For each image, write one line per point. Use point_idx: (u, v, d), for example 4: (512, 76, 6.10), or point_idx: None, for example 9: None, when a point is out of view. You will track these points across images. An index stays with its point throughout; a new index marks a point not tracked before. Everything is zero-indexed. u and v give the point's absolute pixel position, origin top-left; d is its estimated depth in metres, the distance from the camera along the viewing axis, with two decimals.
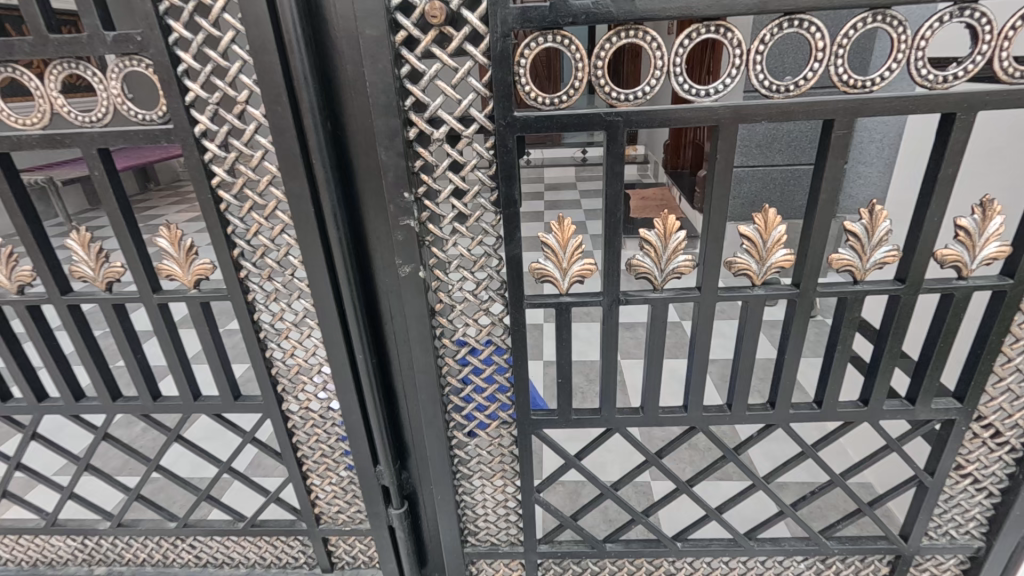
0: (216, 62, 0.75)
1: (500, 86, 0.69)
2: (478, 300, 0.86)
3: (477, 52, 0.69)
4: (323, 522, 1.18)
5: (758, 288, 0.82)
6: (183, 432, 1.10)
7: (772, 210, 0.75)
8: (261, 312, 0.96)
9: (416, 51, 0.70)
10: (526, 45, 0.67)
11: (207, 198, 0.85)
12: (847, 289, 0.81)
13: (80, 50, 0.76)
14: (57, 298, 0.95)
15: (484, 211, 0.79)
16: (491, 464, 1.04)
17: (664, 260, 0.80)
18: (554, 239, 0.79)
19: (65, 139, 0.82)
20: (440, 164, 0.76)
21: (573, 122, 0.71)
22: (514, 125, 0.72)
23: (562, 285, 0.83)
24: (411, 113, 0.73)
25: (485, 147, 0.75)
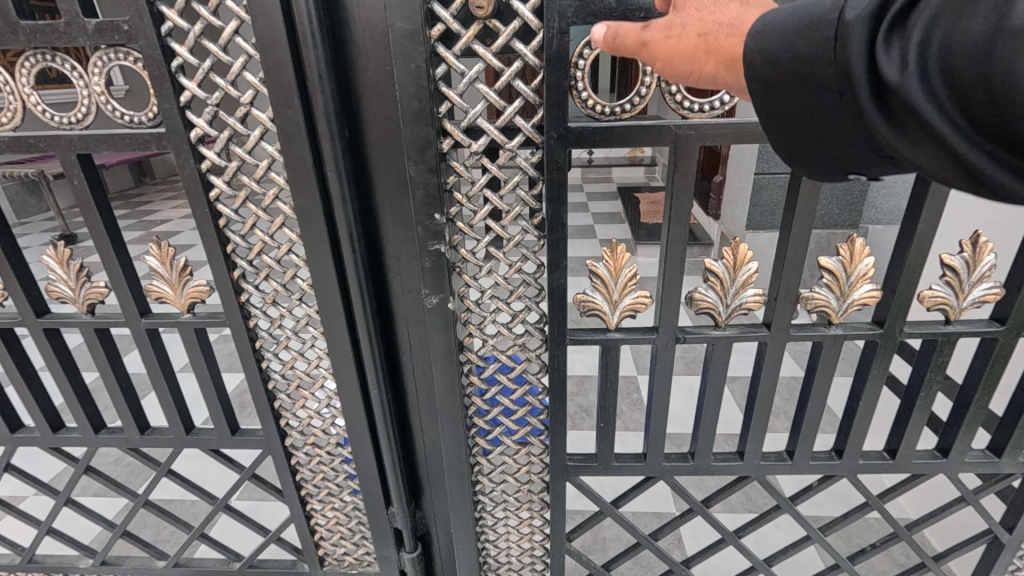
0: (216, 56, 0.65)
1: (554, 92, 0.59)
2: (513, 335, 0.76)
3: (528, 50, 0.59)
4: (327, 564, 1.08)
5: (835, 327, 0.73)
6: (175, 466, 1.00)
7: (862, 239, 0.65)
8: (264, 340, 0.85)
9: (454, 48, 0.60)
10: (586, 45, 0.57)
11: (203, 212, 0.74)
12: (938, 330, 0.72)
13: (57, 40, 0.64)
14: (31, 320, 0.84)
15: (526, 235, 0.69)
16: (517, 511, 0.94)
17: (730, 295, 0.70)
18: (605, 268, 0.68)
19: (40, 142, 0.71)
20: (477, 179, 0.67)
21: (637, 135, 0.61)
22: (567, 140, 0.62)
23: (611, 320, 0.73)
24: (446, 121, 0.64)
25: (530, 162, 0.65)
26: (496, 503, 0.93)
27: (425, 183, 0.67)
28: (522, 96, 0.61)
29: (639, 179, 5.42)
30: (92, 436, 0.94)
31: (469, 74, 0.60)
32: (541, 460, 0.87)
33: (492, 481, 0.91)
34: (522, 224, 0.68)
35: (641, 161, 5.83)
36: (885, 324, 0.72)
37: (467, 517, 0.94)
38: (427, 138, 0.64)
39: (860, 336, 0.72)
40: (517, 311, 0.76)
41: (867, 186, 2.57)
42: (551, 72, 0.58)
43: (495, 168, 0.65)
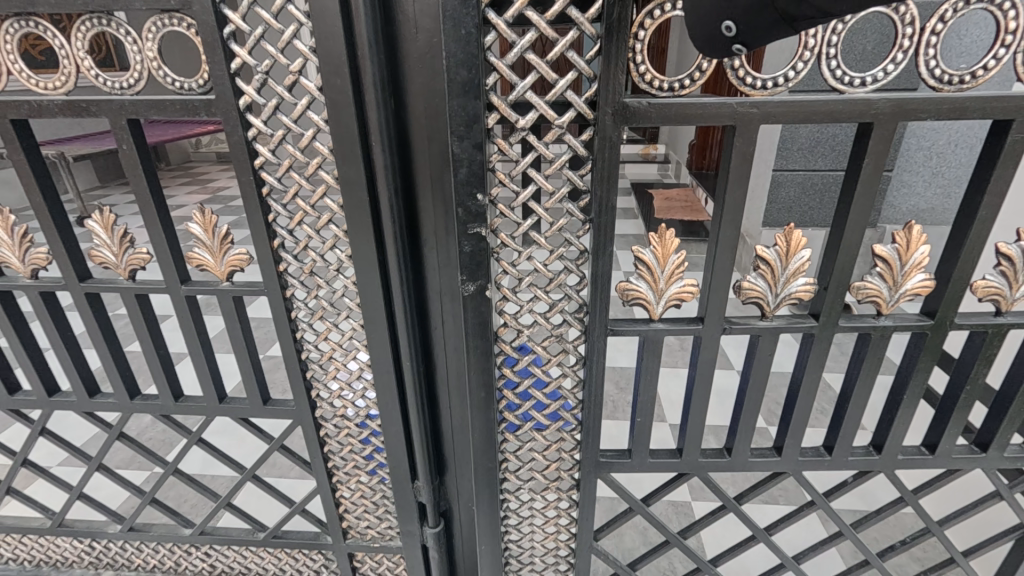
0: (268, 24, 0.66)
1: (613, 60, 0.61)
2: (551, 325, 0.79)
3: (583, 17, 0.60)
4: (349, 537, 1.09)
5: (885, 317, 0.78)
6: (206, 435, 1.01)
7: (918, 227, 0.70)
8: (299, 310, 0.86)
9: (506, 15, 0.62)
10: (649, 12, 0.59)
11: (248, 180, 0.76)
12: (991, 321, 0.82)
13: (114, 5, 0.66)
14: (74, 284, 0.85)
15: (569, 219, 0.71)
16: (544, 509, 0.99)
17: (778, 283, 0.73)
18: (652, 255, 0.70)
19: (91, 107, 0.72)
20: (520, 161, 0.69)
21: (694, 111, 0.63)
22: (621, 117, 0.65)
23: (654, 309, 0.76)
24: (492, 96, 0.66)
25: (579, 140, 0.67)
26: (522, 501, 0.98)
27: (469, 160, 0.69)
28: (576, 69, 0.63)
29: (650, 174, 5.41)
30: (127, 401, 0.96)
31: (520, 42, 0.61)
32: (571, 444, 0.91)
33: (519, 479, 0.95)
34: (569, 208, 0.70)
35: (654, 158, 5.82)
36: (936, 315, 0.79)
37: (490, 502, 0.96)
38: (473, 111, 0.66)
39: (910, 327, 0.79)
40: (555, 300, 0.78)
41: (887, 184, 2.57)
42: (608, 40, 0.60)
43: (539, 146, 0.66)
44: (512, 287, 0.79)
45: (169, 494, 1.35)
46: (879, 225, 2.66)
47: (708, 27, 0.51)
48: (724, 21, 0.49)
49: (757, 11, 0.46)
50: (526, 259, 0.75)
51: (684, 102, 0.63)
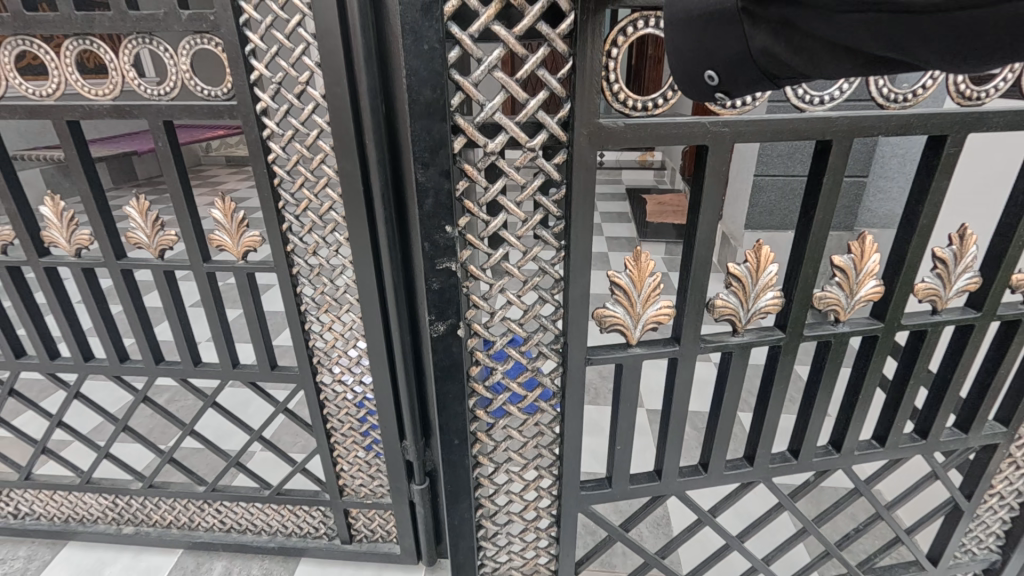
0: (281, 43, 0.81)
1: (586, 77, 0.72)
2: (527, 354, 0.91)
3: (552, 32, 0.70)
4: (345, 495, 1.22)
5: (843, 321, 0.92)
6: (219, 399, 1.15)
7: (870, 239, 0.84)
8: (304, 287, 1.01)
9: (472, 31, 0.70)
10: (622, 29, 0.69)
11: (262, 173, 0.90)
12: (931, 320, 0.95)
13: (156, 27, 0.80)
14: (112, 262, 1.00)
15: (542, 250, 0.83)
16: (523, 539, 1.13)
17: (750, 300, 0.86)
18: (629, 279, 0.81)
19: (134, 110, 0.87)
20: (491, 187, 0.79)
21: (667, 127, 0.74)
22: (596, 138, 0.75)
23: (632, 335, 0.87)
24: (458, 117, 0.75)
25: (551, 163, 0.78)
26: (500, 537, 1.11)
27: (435, 187, 0.79)
28: (548, 87, 0.72)
29: (646, 179, 5.55)
30: (153, 366, 1.10)
31: (489, 59, 0.70)
32: (549, 472, 1.03)
33: (496, 516, 1.07)
34: (542, 234, 0.82)
35: (650, 164, 5.96)
36: (886, 318, 0.93)
37: (464, 502, 1.03)
38: (441, 132, 0.75)
39: (863, 330, 0.93)
40: (530, 332, 0.90)
41: (863, 190, 2.70)
42: (576, 57, 0.71)
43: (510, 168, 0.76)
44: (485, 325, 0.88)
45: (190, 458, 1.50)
46: (855, 228, 2.79)
47: (691, 74, 0.56)
48: (708, 71, 0.54)
49: (734, 69, 0.51)
50: (498, 290, 0.84)
51: (660, 118, 0.74)
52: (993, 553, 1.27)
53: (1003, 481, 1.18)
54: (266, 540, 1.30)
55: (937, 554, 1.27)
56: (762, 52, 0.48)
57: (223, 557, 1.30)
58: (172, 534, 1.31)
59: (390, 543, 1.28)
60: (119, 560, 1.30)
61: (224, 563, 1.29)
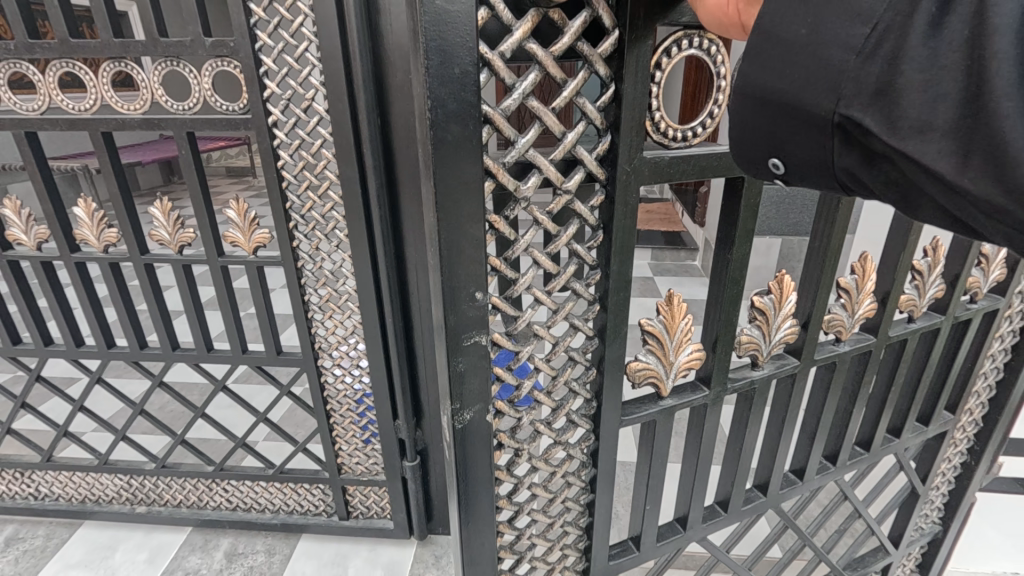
0: (291, 66, 0.95)
1: (630, 105, 0.52)
2: (556, 433, 0.66)
3: (594, 51, 0.49)
4: (343, 473, 1.33)
5: (844, 342, 0.82)
6: (229, 382, 1.27)
7: (872, 258, 0.75)
8: (308, 277, 1.13)
9: (502, 49, 0.46)
10: (664, 49, 0.50)
11: (272, 176, 1.03)
12: (910, 328, 0.90)
13: (183, 51, 0.93)
14: (136, 256, 1.12)
15: (576, 301, 0.60)
16: None
17: (774, 333, 0.72)
18: (661, 324, 0.64)
19: (161, 123, 0.99)
20: (520, 236, 0.54)
21: (704, 159, 0.57)
22: (640, 175, 0.55)
23: (666, 387, 0.68)
24: (486, 157, 0.49)
25: (589, 205, 0.57)
26: None
27: (462, 248, 0.51)
28: (585, 117, 0.52)
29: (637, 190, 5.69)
30: (170, 351, 1.22)
31: (523, 85, 0.47)
32: (576, 551, 0.78)
33: None
34: (577, 287, 0.59)
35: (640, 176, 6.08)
36: (878, 332, 0.85)
37: None
38: (471, 176, 0.49)
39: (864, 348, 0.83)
40: (558, 400, 0.66)
41: None
42: (620, 82, 0.51)
43: (543, 218, 0.53)
44: (510, 395, 0.61)
45: (200, 440, 1.61)
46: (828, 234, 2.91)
47: (749, 154, 0.49)
48: (772, 158, 0.47)
49: (810, 171, 0.46)
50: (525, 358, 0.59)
51: (696, 149, 0.57)
52: (936, 525, 1.27)
53: (946, 460, 1.18)
54: (269, 517, 1.40)
55: (897, 535, 1.23)
56: (844, 170, 0.44)
57: (229, 534, 1.41)
58: (181, 512, 1.41)
59: (385, 518, 1.39)
60: (132, 537, 1.40)
61: (230, 538, 1.40)
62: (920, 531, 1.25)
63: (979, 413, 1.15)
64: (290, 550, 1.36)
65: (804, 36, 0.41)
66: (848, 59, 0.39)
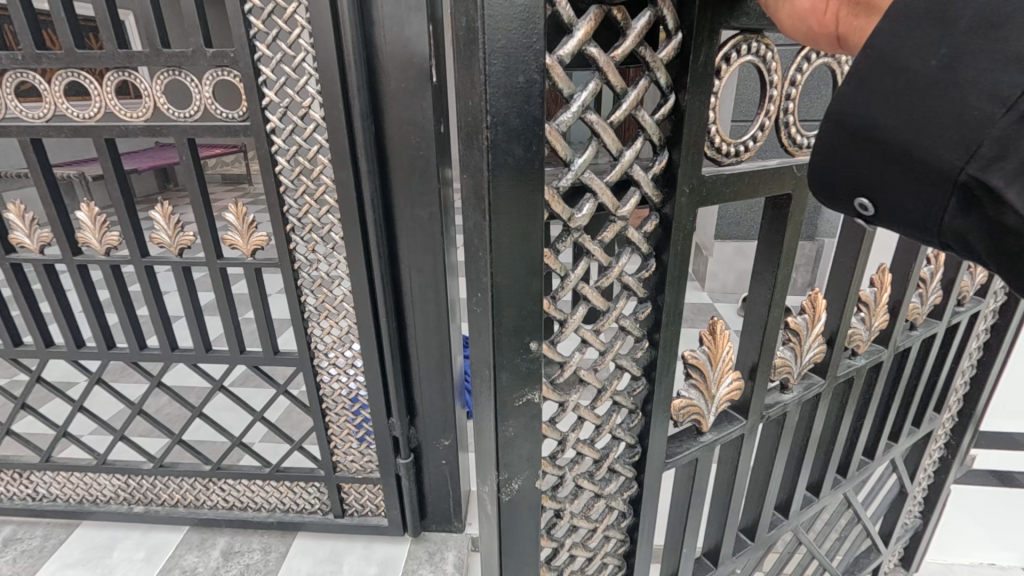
0: (289, 75, 1.00)
1: (691, 118, 0.46)
2: (599, 486, 0.60)
3: (657, 56, 0.44)
4: (338, 471, 1.36)
5: (861, 355, 0.79)
6: (226, 382, 1.29)
7: (889, 269, 0.75)
8: (304, 278, 1.16)
9: (562, 53, 0.40)
10: (728, 55, 0.47)
11: (270, 181, 1.07)
12: (915, 336, 0.89)
13: (184, 61, 0.97)
14: (137, 259, 1.15)
15: (624, 339, 0.55)
16: None
17: (806, 353, 0.69)
18: (705, 355, 0.60)
19: (163, 130, 1.03)
20: (570, 272, 0.48)
21: (755, 176, 0.53)
22: (700, 199, 0.51)
23: (708, 422, 0.64)
24: (546, 186, 0.44)
25: (642, 232, 0.51)
26: None
27: (519, 295, 0.46)
28: (643, 131, 0.46)
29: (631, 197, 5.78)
30: (169, 352, 1.25)
31: (583, 94, 0.41)
32: None
33: None
34: (626, 323, 0.53)
35: None
36: (890, 343, 0.83)
37: None
38: (533, 209, 0.44)
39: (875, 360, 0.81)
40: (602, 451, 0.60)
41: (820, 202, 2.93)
42: (680, 90, 0.46)
43: (597, 250, 0.48)
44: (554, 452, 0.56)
45: (198, 438, 1.64)
46: (816, 238, 2.97)
47: (833, 192, 0.45)
48: (858, 200, 0.43)
49: (902, 221, 0.41)
50: (571, 409, 0.54)
51: (747, 166, 0.54)
52: (916, 519, 1.30)
53: (928, 456, 1.21)
54: (265, 516, 1.43)
55: (885, 532, 1.24)
56: (952, 231, 0.39)
57: (225, 532, 1.43)
58: (178, 512, 1.44)
59: (379, 516, 1.41)
60: (130, 537, 1.42)
61: (227, 537, 1.42)
62: (904, 526, 1.27)
63: (955, 409, 1.18)
64: (285, 548, 1.39)
65: (934, 68, 0.37)
66: (994, 111, 0.35)
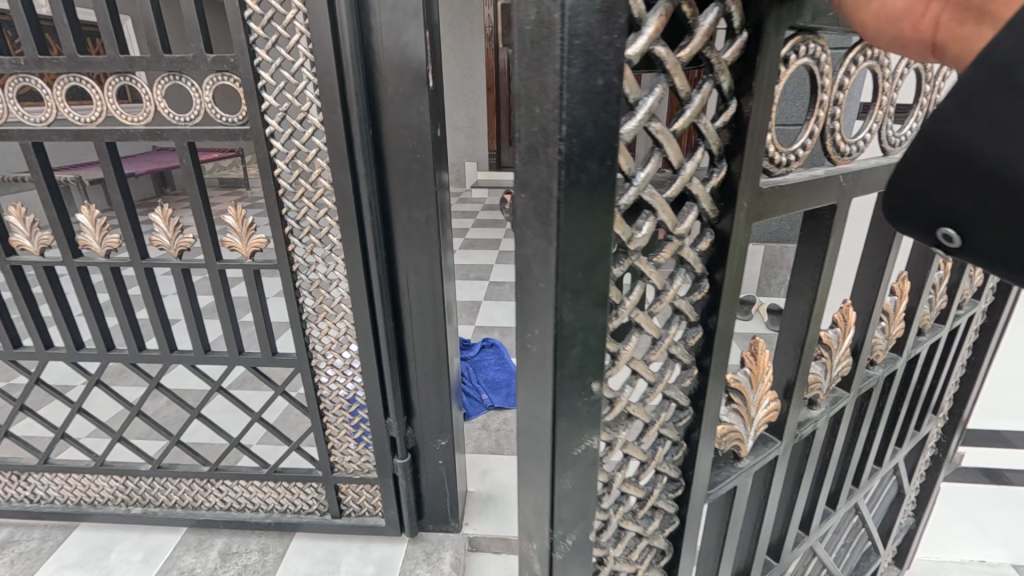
0: (288, 80, 1.01)
1: (755, 127, 0.42)
2: (644, 527, 0.55)
3: (723, 54, 0.39)
4: (336, 471, 1.37)
5: (878, 365, 0.81)
6: (225, 383, 1.30)
7: (907, 277, 0.77)
8: (302, 280, 1.18)
9: (632, 54, 0.34)
10: (786, 57, 0.43)
11: (269, 184, 1.08)
12: (927, 341, 0.90)
13: (185, 66, 0.99)
14: (137, 260, 1.16)
15: (673, 367, 0.49)
16: None
17: (835, 367, 0.69)
18: (746, 377, 0.59)
19: (164, 133, 1.04)
20: (628, 299, 0.43)
21: (802, 187, 0.50)
22: (756, 214, 0.46)
23: (747, 447, 0.61)
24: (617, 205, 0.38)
25: (698, 250, 0.46)
26: None
27: (585, 331, 0.40)
28: (705, 141, 0.42)
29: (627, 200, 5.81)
30: (168, 353, 1.26)
31: (650, 102, 0.36)
32: None
33: None
34: (677, 350, 0.49)
35: None
36: (904, 351, 0.84)
37: None
38: (606, 234, 0.37)
39: (892, 368, 0.82)
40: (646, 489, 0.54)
41: None
42: (742, 95, 0.41)
43: (651, 271, 0.43)
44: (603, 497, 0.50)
45: (196, 439, 1.65)
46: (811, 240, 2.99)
47: (913, 217, 0.40)
48: (943, 229, 0.39)
49: (991, 258, 0.37)
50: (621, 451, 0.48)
51: (792, 177, 0.50)
52: (910, 518, 1.31)
53: (922, 456, 1.22)
54: (263, 516, 1.44)
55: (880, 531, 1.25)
56: None
57: (223, 534, 1.44)
58: (176, 513, 1.44)
59: (377, 517, 1.42)
60: (128, 538, 1.43)
61: (224, 538, 1.42)
62: (900, 526, 1.27)
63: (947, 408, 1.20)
64: (283, 549, 1.39)
65: None
66: None
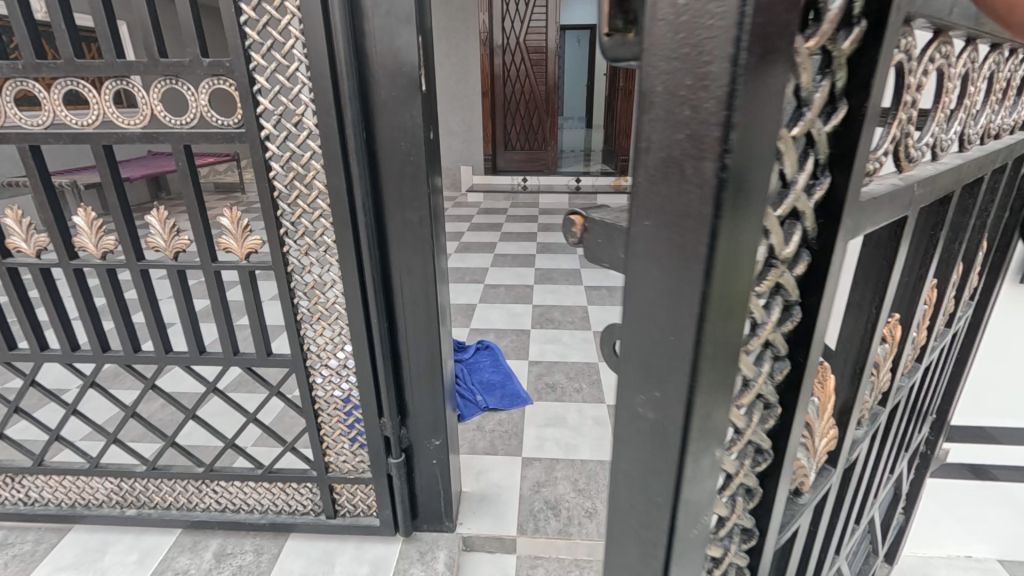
0: (283, 84, 1.03)
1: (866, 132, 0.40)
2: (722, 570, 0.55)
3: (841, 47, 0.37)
4: (330, 471, 1.38)
5: (905, 375, 0.85)
6: (220, 384, 1.31)
7: (935, 286, 0.81)
8: (297, 281, 1.19)
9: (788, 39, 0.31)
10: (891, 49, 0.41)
11: (264, 186, 1.10)
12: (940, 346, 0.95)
13: (181, 70, 1.01)
14: (132, 262, 1.17)
15: (763, 406, 0.50)
16: None
17: (879, 384, 0.74)
18: (816, 409, 0.61)
19: (160, 136, 1.05)
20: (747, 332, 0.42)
21: (885, 197, 0.48)
22: (854, 229, 0.45)
23: (809, 480, 0.63)
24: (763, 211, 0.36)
25: (795, 273, 0.44)
26: None
27: (722, 374, 0.39)
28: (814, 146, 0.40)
29: (620, 203, 5.83)
30: (163, 354, 1.27)
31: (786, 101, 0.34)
32: None
33: None
34: (769, 388, 0.49)
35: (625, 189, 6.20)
36: (924, 359, 0.89)
37: None
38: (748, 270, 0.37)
39: (915, 377, 0.87)
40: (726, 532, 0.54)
41: None
42: (855, 100, 0.39)
43: (755, 309, 0.42)
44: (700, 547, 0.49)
45: (191, 440, 1.66)
46: None
47: None
48: None
49: None
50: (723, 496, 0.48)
51: (875, 187, 0.48)
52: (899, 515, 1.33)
53: (914, 454, 1.22)
54: (258, 517, 1.44)
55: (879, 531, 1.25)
56: None
57: (219, 535, 1.44)
58: (171, 514, 1.45)
59: (370, 516, 1.43)
60: (122, 540, 1.43)
61: (219, 539, 1.43)
62: (893, 524, 1.28)
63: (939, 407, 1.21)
64: (278, 549, 1.40)
65: None
66: None
